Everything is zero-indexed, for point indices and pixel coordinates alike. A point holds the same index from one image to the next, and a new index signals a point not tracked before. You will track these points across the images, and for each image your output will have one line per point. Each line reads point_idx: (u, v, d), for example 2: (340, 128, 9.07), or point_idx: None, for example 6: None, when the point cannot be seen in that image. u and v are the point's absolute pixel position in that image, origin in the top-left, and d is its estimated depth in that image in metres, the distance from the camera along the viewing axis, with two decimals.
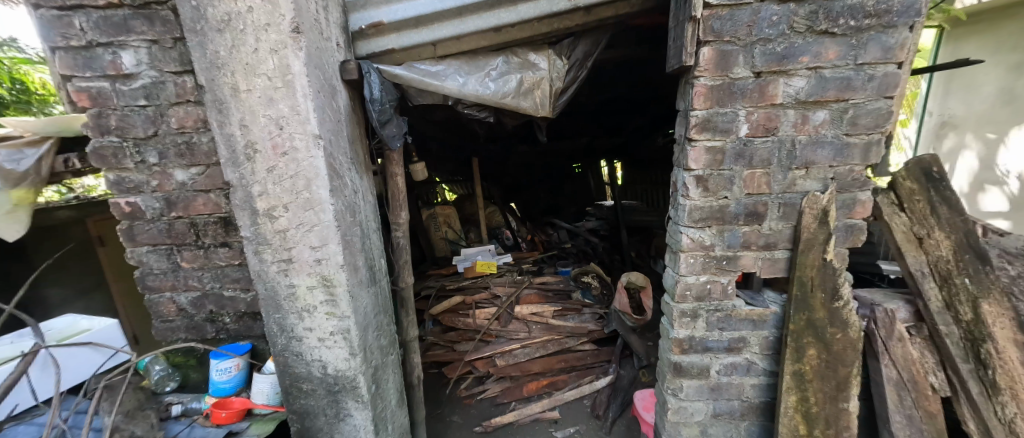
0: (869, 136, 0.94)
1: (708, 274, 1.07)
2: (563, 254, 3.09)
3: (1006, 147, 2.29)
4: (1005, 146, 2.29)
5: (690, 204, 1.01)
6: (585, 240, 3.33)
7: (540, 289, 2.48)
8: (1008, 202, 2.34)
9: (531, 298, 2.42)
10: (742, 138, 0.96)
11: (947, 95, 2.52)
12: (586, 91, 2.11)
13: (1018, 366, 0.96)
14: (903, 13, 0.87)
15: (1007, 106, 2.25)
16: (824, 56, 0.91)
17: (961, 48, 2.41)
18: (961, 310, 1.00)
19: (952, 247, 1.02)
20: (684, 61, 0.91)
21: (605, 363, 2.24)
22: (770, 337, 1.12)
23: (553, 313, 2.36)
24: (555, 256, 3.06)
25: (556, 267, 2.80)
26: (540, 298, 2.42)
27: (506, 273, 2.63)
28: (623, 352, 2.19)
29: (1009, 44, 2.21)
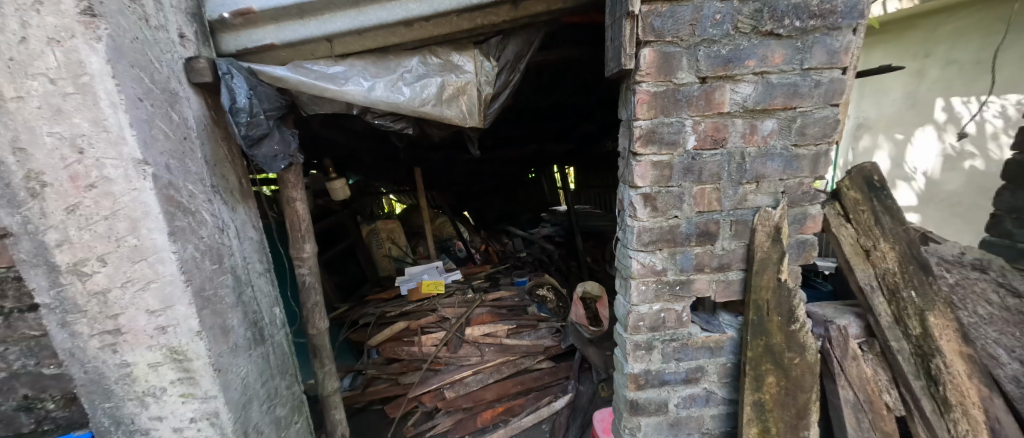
0: (818, 147, 0.87)
1: (662, 302, 0.94)
2: (519, 264, 2.81)
3: (911, 146, 2.50)
4: (911, 144, 2.50)
5: (639, 226, 0.87)
6: (540, 248, 3.10)
7: (492, 307, 2.18)
8: (916, 196, 2.50)
9: (483, 318, 2.11)
10: (689, 151, 0.85)
11: (862, 99, 2.78)
12: (530, 95, 1.98)
13: (964, 379, 0.94)
14: (847, 14, 0.80)
15: (910, 109, 2.47)
16: (770, 60, 0.82)
17: (871, 57, 2.65)
18: (910, 324, 0.97)
19: (897, 258, 0.99)
20: (623, 64, 0.78)
21: (563, 381, 1.96)
22: (729, 364, 1.01)
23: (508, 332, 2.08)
24: (511, 267, 2.78)
25: (512, 277, 2.55)
26: (493, 317, 2.11)
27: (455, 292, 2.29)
28: (582, 366, 1.92)
29: (912, 50, 2.40)
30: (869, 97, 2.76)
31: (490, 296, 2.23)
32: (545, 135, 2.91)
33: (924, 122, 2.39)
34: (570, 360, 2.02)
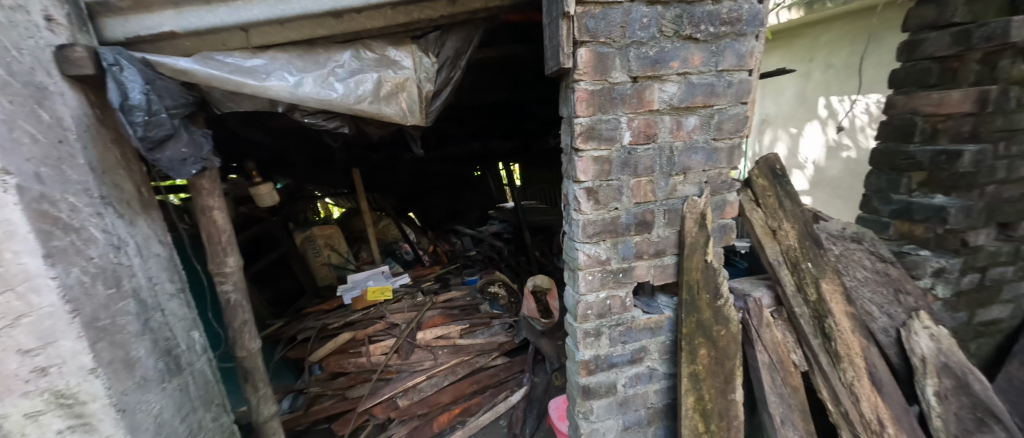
0: (732, 140, 0.97)
1: (607, 290, 0.99)
2: (469, 263, 2.79)
3: (803, 138, 2.90)
4: (802, 137, 2.90)
5: (584, 219, 0.91)
6: (489, 245, 3.10)
7: (443, 309, 2.13)
8: (807, 181, 2.90)
9: (434, 321, 2.06)
10: (626, 146, 0.89)
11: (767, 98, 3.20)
12: (473, 92, 1.97)
13: (849, 334, 1.11)
14: (751, 22, 0.89)
15: (800, 106, 2.88)
16: (691, 62, 0.88)
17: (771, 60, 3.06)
18: (808, 291, 1.14)
19: (797, 236, 1.15)
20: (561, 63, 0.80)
21: (518, 374, 1.98)
22: (667, 341, 1.09)
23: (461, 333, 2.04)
24: (461, 267, 2.75)
25: (462, 276, 2.54)
26: (444, 319, 2.08)
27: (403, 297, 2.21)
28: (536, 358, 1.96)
29: (800, 55, 2.79)
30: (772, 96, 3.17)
31: (440, 298, 2.18)
32: (492, 131, 2.91)
33: (811, 117, 2.78)
34: (525, 353, 2.05)
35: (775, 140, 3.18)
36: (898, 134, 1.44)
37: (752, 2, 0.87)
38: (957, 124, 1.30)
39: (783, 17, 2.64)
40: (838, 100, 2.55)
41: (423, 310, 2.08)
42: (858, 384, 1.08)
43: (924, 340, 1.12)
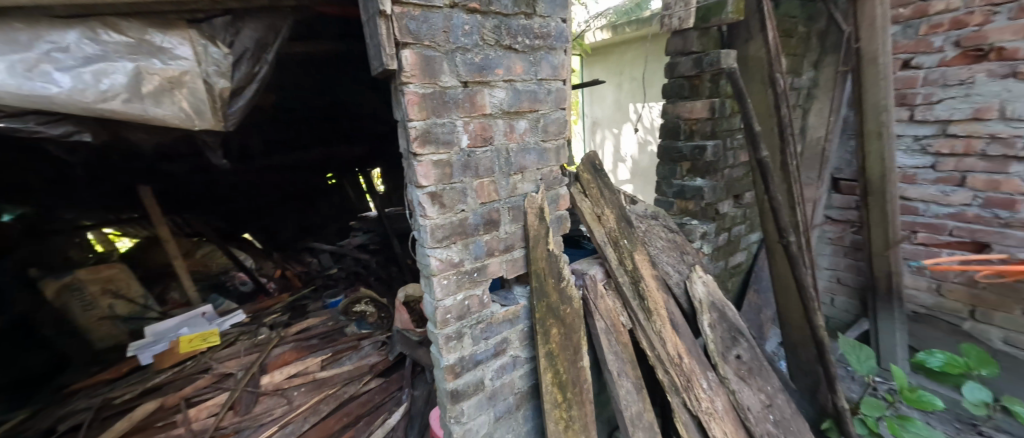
0: (557, 141, 1.11)
1: (464, 291, 1.00)
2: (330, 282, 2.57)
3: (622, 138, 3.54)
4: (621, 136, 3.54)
5: (431, 224, 0.87)
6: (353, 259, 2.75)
7: (296, 343, 1.86)
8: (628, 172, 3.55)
9: (284, 358, 1.76)
10: (465, 149, 0.89)
11: (591, 104, 3.83)
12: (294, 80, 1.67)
13: (654, 292, 1.41)
14: (558, 38, 1.01)
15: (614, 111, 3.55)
16: (514, 70, 0.95)
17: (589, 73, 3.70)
18: (627, 263, 1.39)
19: (615, 218, 1.39)
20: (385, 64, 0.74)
21: (397, 394, 1.70)
22: (525, 328, 1.18)
23: (322, 365, 1.77)
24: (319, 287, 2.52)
25: (321, 300, 2.27)
26: (298, 354, 1.79)
27: (237, 339, 1.86)
28: (416, 370, 1.73)
29: (608, 69, 3.45)
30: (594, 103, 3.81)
31: (290, 331, 1.91)
32: (330, 133, 2.43)
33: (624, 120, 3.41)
34: (403, 369, 1.80)
35: (604, 139, 3.78)
36: (671, 133, 1.89)
37: (557, 22, 1.00)
38: (704, 125, 1.77)
39: (597, 36, 3.13)
40: (643, 106, 3.23)
41: (267, 350, 1.77)
42: (663, 330, 1.37)
43: (700, 287, 1.51)
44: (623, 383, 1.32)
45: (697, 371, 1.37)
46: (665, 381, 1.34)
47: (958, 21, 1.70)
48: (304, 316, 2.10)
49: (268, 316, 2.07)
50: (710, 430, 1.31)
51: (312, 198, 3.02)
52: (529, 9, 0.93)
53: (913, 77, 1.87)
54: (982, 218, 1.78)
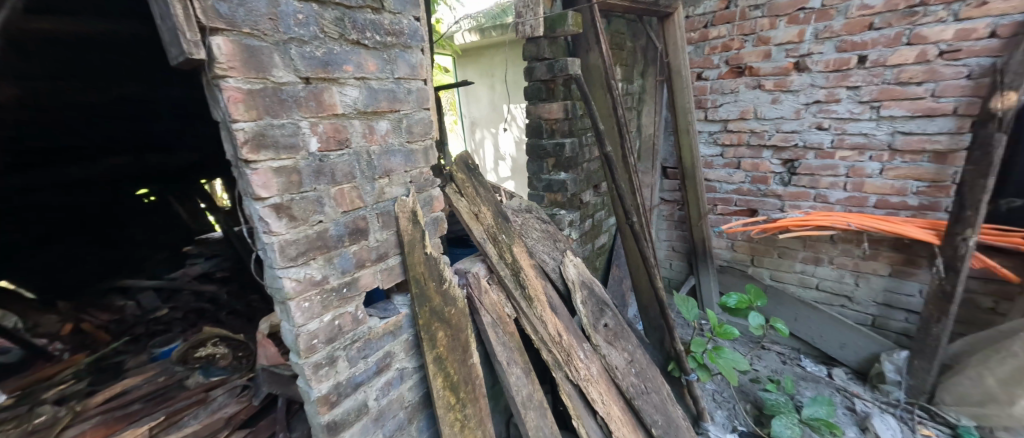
0: (424, 143, 1.07)
1: (333, 311, 0.89)
2: (160, 327, 1.93)
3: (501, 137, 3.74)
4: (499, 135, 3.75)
5: (279, 240, 0.75)
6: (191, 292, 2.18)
7: (103, 417, 1.31)
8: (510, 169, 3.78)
9: None
10: (315, 153, 0.79)
11: (465, 105, 3.95)
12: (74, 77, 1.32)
13: (534, 280, 1.50)
14: (412, 36, 0.97)
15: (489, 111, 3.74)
16: (366, 67, 0.87)
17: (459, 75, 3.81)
18: (506, 256, 1.44)
19: (491, 214, 1.44)
20: (187, 53, 0.59)
21: None
22: (409, 337, 1.12)
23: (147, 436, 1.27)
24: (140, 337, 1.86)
25: (149, 351, 1.72)
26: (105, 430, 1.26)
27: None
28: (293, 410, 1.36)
29: (476, 72, 3.63)
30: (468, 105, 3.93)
31: (93, 402, 1.35)
32: (136, 139, 1.95)
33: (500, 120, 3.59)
34: (276, 412, 1.41)
35: (484, 138, 3.91)
36: (535, 131, 2.01)
37: (410, 20, 0.96)
38: (562, 125, 1.94)
39: (467, 38, 3.18)
40: (515, 106, 3.52)
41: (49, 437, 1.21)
42: (544, 315, 1.47)
43: (572, 269, 1.66)
44: (513, 371, 1.37)
45: (574, 345, 1.51)
46: (549, 360, 1.45)
47: (727, 45, 2.23)
48: (120, 378, 1.55)
49: (51, 390, 1.43)
50: (589, 393, 1.49)
51: (127, 224, 2.36)
52: (375, 3, 0.86)
53: (704, 86, 2.37)
54: (750, 191, 2.40)
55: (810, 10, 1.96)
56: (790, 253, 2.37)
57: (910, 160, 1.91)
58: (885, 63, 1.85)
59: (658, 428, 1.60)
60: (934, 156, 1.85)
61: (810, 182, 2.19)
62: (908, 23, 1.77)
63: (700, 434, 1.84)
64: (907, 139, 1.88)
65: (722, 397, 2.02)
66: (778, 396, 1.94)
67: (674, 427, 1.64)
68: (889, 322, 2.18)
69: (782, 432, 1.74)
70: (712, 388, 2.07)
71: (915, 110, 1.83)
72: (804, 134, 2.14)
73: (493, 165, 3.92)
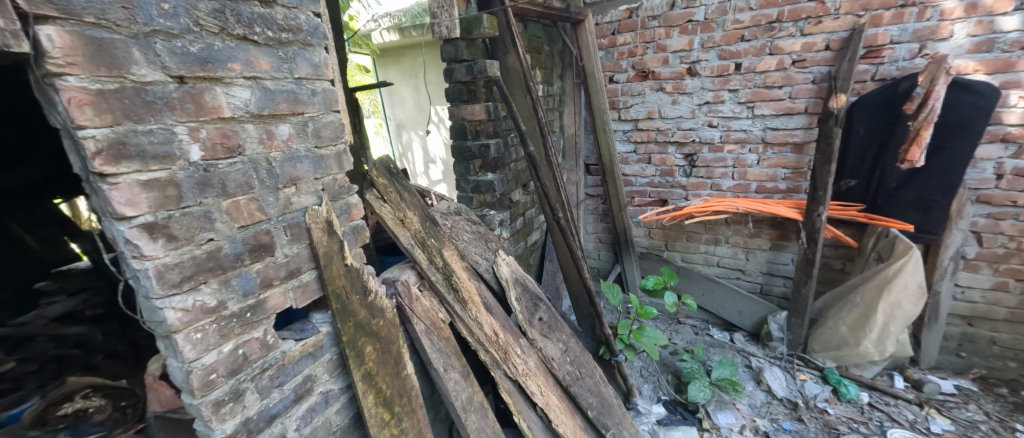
0: (335, 147, 0.98)
1: (234, 339, 0.79)
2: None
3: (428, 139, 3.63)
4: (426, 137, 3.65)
5: (156, 265, 0.65)
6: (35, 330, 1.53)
7: None
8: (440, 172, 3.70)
9: None
10: (198, 163, 0.70)
11: (387, 108, 3.78)
12: None
13: (467, 282, 1.47)
14: (313, 33, 0.89)
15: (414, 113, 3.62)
16: (257, 66, 0.78)
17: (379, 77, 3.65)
18: (437, 261, 1.40)
19: (419, 220, 1.39)
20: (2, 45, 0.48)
21: None
22: (333, 357, 1.03)
23: None
24: None
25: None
26: None
27: None
28: None
29: (397, 73, 3.50)
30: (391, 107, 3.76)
31: None
32: None
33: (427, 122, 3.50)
34: None
35: (411, 140, 3.78)
36: (459, 133, 1.97)
37: (308, 15, 0.88)
38: (486, 126, 1.94)
39: (385, 37, 3.06)
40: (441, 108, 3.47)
41: None
42: (479, 315, 1.46)
43: (505, 268, 1.66)
44: (451, 376, 1.34)
45: (511, 341, 1.53)
46: (487, 360, 1.45)
47: (632, 51, 2.42)
48: None
49: None
50: (528, 387, 1.52)
51: None
52: None
53: (615, 89, 2.55)
54: (660, 183, 2.63)
55: (697, 22, 2.21)
56: (696, 237, 2.65)
57: (777, 152, 2.24)
58: (754, 70, 2.15)
59: (594, 411, 1.69)
60: (794, 148, 2.19)
61: (706, 173, 2.46)
62: (769, 36, 2.08)
63: (631, 409, 1.97)
64: (775, 133, 2.21)
65: (648, 372, 2.18)
66: (692, 364, 2.16)
67: (607, 407, 1.74)
68: (772, 288, 2.54)
69: (697, 395, 1.93)
70: (639, 365, 2.23)
71: (778, 110, 2.16)
72: (699, 131, 2.40)
73: (422, 168, 3.82)
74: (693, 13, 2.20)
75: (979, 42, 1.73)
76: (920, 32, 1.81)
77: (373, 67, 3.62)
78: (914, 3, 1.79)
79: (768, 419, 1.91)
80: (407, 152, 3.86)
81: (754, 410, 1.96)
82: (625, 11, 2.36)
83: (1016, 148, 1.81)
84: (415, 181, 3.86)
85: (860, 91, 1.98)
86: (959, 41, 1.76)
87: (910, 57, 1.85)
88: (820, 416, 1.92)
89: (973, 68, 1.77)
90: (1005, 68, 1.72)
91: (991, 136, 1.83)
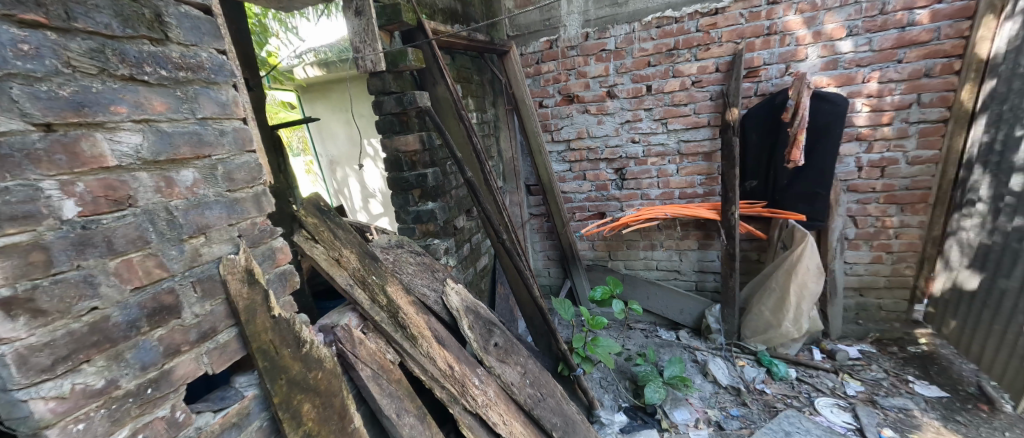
0: (253, 189, 0.90)
1: (132, 423, 0.68)
2: None
3: (364, 173, 3.51)
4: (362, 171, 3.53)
5: (16, 348, 0.54)
6: None
7: None
8: (381, 205, 3.58)
9: None
10: (75, 220, 0.60)
11: (318, 144, 3.61)
12: None
13: (415, 317, 1.40)
14: (218, 71, 0.83)
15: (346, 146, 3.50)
16: (149, 107, 0.70)
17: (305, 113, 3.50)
18: (380, 299, 1.32)
19: (356, 257, 1.31)
20: None
21: None
22: (265, 423, 0.91)
23: None
24: None
25: None
26: None
27: None
28: None
29: (324, 108, 3.38)
30: (322, 144, 3.61)
31: None
32: None
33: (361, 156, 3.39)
34: None
35: (347, 176, 3.64)
36: (394, 165, 1.91)
37: (211, 52, 0.82)
38: (423, 156, 1.91)
39: (309, 72, 2.99)
40: (374, 140, 3.39)
41: None
42: (430, 350, 1.39)
43: (455, 296, 1.61)
44: (406, 421, 1.26)
45: (468, 373, 1.47)
46: (444, 396, 1.38)
47: (556, 78, 2.56)
48: None
49: None
50: (490, 418, 1.47)
51: None
52: (154, 33, 0.71)
53: (546, 113, 2.67)
54: (597, 197, 2.76)
55: (609, 51, 2.40)
56: (634, 244, 2.80)
57: (691, 161, 2.47)
58: (663, 90, 2.37)
59: (558, 431, 1.67)
60: (705, 157, 2.43)
61: (636, 185, 2.63)
62: (670, 62, 2.32)
63: (595, 422, 1.98)
64: (688, 145, 2.44)
65: (607, 382, 2.20)
66: (646, 367, 2.21)
67: (571, 424, 1.73)
68: (705, 284, 2.73)
69: (654, 397, 1.98)
70: (598, 376, 2.24)
71: (687, 124, 2.40)
72: (624, 147, 2.57)
73: (362, 204, 3.68)
74: (605, 43, 2.39)
75: (827, 61, 2.07)
76: (784, 55, 2.12)
77: (299, 103, 3.46)
78: (777, 32, 2.11)
79: (717, 408, 2.02)
80: (344, 188, 3.70)
81: (705, 402, 2.06)
82: (546, 42, 2.51)
83: (868, 144, 2.17)
84: (355, 216, 3.71)
85: (747, 104, 2.26)
86: (813, 61, 2.09)
87: (780, 75, 2.16)
88: (760, 398, 2.06)
89: (826, 82, 2.11)
90: (849, 81, 2.07)
91: (849, 136, 2.18)
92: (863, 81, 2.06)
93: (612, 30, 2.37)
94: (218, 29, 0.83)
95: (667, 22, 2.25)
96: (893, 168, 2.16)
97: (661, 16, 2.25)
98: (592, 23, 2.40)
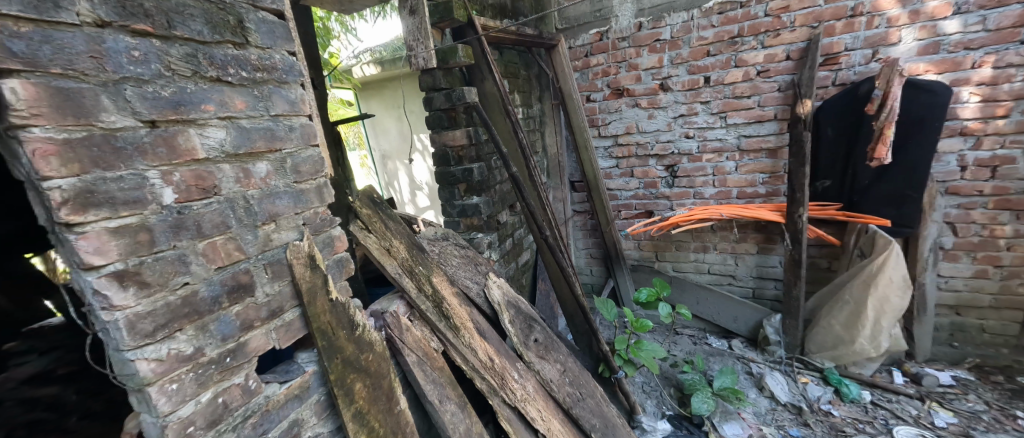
0: (316, 181, 0.96)
1: (214, 387, 0.76)
2: None
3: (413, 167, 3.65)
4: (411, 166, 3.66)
5: (127, 314, 0.63)
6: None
7: None
8: (427, 198, 3.71)
9: None
10: (172, 206, 0.69)
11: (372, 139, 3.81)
12: None
13: (458, 309, 1.44)
14: (289, 71, 0.90)
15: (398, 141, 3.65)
16: (231, 105, 0.78)
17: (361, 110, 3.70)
18: (426, 289, 1.37)
19: (405, 247, 1.37)
20: None
21: None
22: (321, 397, 0.98)
23: None
24: None
25: None
26: None
27: None
28: None
29: (377, 104, 3.55)
30: (376, 139, 3.79)
31: None
32: None
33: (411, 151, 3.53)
34: None
35: (397, 169, 3.80)
36: (442, 160, 1.97)
37: (283, 54, 0.89)
38: (469, 151, 1.95)
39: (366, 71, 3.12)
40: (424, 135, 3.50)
41: None
42: (472, 342, 1.42)
43: (496, 290, 1.64)
44: (447, 408, 1.31)
45: (508, 367, 1.49)
46: (483, 387, 1.42)
47: (605, 71, 2.50)
48: None
49: None
50: (528, 413, 1.48)
51: None
52: (236, 38, 0.79)
53: (593, 107, 2.62)
54: (645, 195, 2.67)
55: (664, 41, 2.30)
56: (684, 245, 2.68)
57: (753, 158, 2.31)
58: (723, 81, 2.24)
59: (598, 432, 1.65)
60: (769, 153, 2.27)
61: (688, 182, 2.51)
62: (732, 50, 2.18)
63: (636, 428, 1.91)
64: (749, 141, 2.29)
65: (650, 387, 2.14)
66: (693, 376, 2.13)
67: (611, 426, 1.71)
68: (764, 291, 2.56)
69: (702, 407, 1.89)
70: (641, 381, 2.18)
71: (749, 118, 2.25)
72: (677, 143, 2.46)
73: (410, 197, 3.83)
74: (660, 32, 2.30)
75: (925, 45, 1.85)
76: (872, 39, 1.92)
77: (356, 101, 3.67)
78: (863, 13, 1.91)
79: (774, 426, 1.89)
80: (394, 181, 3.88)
81: (759, 418, 1.94)
82: (596, 34, 2.46)
83: (975, 140, 1.91)
84: (403, 209, 3.87)
85: (823, 95, 2.08)
86: (909, 45, 1.87)
87: (864, 62, 1.96)
88: (824, 419, 1.91)
89: (924, 69, 1.88)
90: (954, 67, 1.83)
91: (952, 130, 1.93)
92: (973, 67, 1.81)
93: (668, 19, 2.26)
94: (290, 32, 0.90)
95: (730, 8, 2.12)
96: (1008, 168, 1.89)
97: (723, 2, 2.12)
98: (646, 12, 2.31)
